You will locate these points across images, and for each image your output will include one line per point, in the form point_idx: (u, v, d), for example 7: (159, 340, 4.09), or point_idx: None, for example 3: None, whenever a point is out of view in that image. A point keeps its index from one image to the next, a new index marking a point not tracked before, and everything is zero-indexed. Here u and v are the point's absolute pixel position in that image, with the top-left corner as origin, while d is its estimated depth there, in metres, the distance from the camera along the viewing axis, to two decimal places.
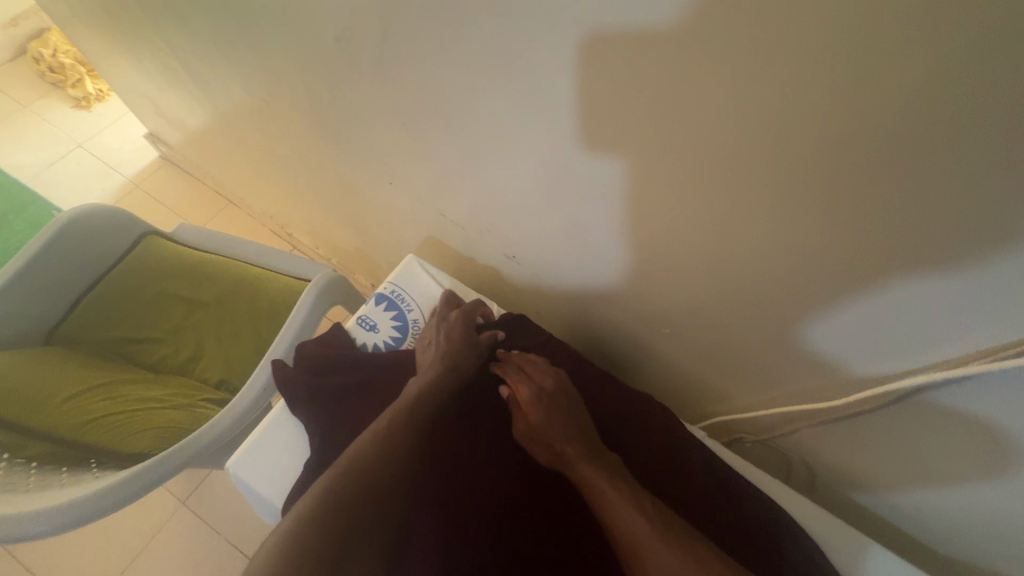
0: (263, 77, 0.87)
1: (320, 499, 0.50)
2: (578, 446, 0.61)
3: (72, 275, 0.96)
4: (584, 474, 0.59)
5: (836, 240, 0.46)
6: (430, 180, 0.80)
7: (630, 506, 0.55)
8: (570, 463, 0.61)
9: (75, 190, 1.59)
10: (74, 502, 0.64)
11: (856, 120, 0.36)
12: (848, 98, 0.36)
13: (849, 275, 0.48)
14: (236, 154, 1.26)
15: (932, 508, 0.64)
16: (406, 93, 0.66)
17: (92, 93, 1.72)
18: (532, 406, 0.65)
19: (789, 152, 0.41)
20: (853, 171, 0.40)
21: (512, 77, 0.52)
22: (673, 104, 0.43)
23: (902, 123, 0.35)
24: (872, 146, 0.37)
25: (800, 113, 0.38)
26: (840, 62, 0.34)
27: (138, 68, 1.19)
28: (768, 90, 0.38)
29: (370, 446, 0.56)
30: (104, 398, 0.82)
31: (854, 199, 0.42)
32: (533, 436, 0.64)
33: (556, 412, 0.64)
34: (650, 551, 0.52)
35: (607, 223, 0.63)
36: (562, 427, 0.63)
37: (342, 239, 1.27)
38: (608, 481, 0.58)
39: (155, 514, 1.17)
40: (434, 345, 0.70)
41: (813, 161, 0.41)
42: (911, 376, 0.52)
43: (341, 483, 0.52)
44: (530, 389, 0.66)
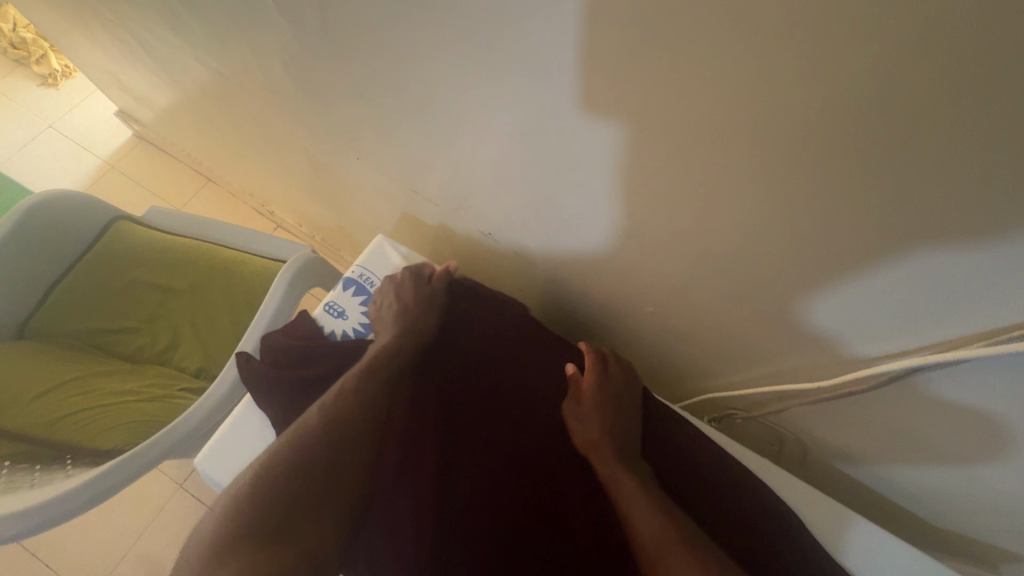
0: (215, 48, 0.81)
1: (263, 473, 0.51)
2: (616, 443, 0.59)
3: (35, 269, 0.93)
4: (611, 470, 0.57)
5: (823, 213, 0.41)
6: (399, 154, 0.75)
7: (654, 509, 0.54)
8: (601, 455, 0.59)
9: (49, 172, 1.54)
10: (40, 505, 0.62)
11: (840, 82, 0.32)
12: (827, 58, 0.31)
13: (837, 251, 0.44)
14: (206, 132, 1.21)
15: (928, 484, 0.61)
16: (360, 61, 0.60)
17: (58, 69, 1.65)
18: (593, 390, 0.62)
19: (767, 114, 0.36)
20: (841, 138, 0.35)
21: (467, 37, 0.46)
22: (638, 61, 0.38)
23: (888, 86, 0.30)
24: (857, 112, 0.32)
25: (781, 73, 0.33)
26: (818, 16, 0.29)
27: (94, 42, 1.12)
28: (739, 51, 0.33)
29: (312, 431, 0.55)
30: (76, 393, 0.80)
31: (838, 170, 0.37)
32: (577, 418, 0.62)
33: (613, 404, 0.62)
34: (665, 554, 0.50)
35: (584, 196, 0.58)
36: (607, 421, 0.61)
37: (321, 217, 1.22)
38: (636, 484, 0.56)
39: (152, 498, 1.18)
40: (394, 305, 0.67)
41: (796, 127, 0.36)
42: (907, 357, 0.49)
43: (291, 465, 0.52)
44: (598, 376, 0.63)
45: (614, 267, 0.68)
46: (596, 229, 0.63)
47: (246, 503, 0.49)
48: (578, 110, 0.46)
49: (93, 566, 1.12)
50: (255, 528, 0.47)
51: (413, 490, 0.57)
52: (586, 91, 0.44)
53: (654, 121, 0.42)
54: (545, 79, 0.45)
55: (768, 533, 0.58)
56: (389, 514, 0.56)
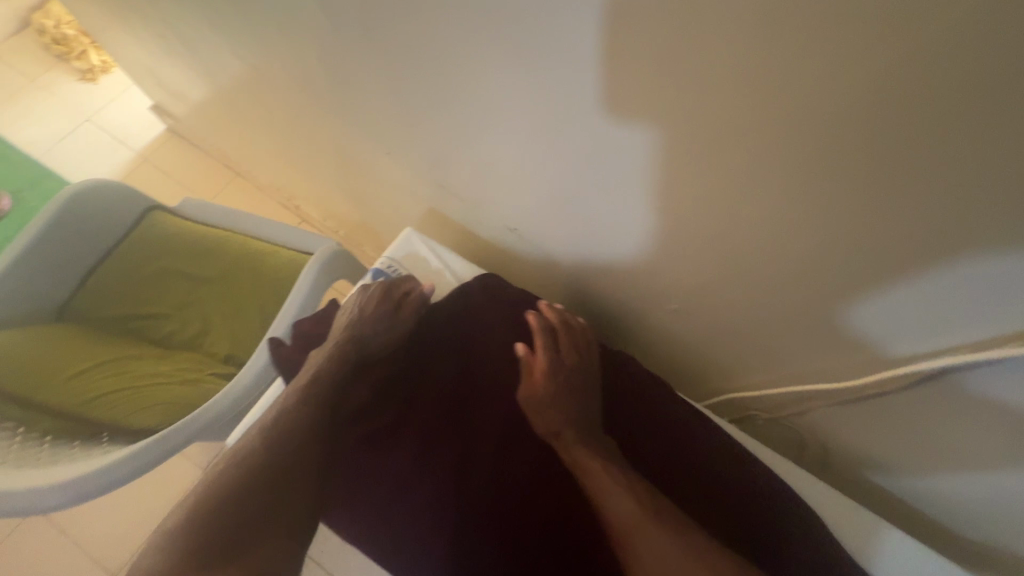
0: (253, 44, 0.84)
1: (230, 472, 0.55)
2: (578, 427, 0.60)
3: (76, 254, 0.97)
4: (576, 456, 0.58)
5: (857, 208, 0.42)
6: (426, 150, 0.77)
7: (622, 489, 0.54)
8: (565, 443, 0.60)
9: (85, 165, 1.60)
10: (79, 478, 0.65)
11: (884, 73, 0.32)
12: (870, 49, 0.32)
13: (868, 246, 0.44)
14: (238, 126, 1.24)
15: (955, 490, 0.60)
16: (395, 58, 0.62)
17: (97, 65, 1.70)
18: (546, 376, 0.63)
19: (806, 109, 0.37)
20: (881, 131, 0.35)
21: (504, 34, 0.48)
22: (676, 56, 0.39)
23: (932, 76, 0.31)
24: (899, 103, 0.33)
25: (823, 65, 0.34)
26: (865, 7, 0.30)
27: (134, 38, 1.16)
28: (783, 43, 0.34)
29: (270, 429, 0.59)
30: (112, 373, 0.83)
31: (877, 163, 0.38)
32: (536, 406, 0.62)
33: (567, 387, 0.63)
34: (639, 536, 0.51)
35: (611, 193, 0.59)
36: (564, 404, 0.62)
37: (346, 212, 1.25)
38: (600, 463, 0.57)
39: (176, 481, 1.22)
40: (353, 313, 0.69)
41: (836, 120, 0.37)
42: (936, 358, 0.50)
43: (258, 461, 0.56)
44: (548, 358, 0.64)
45: (637, 265, 0.68)
46: (622, 227, 0.63)
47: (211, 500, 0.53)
48: (613, 105, 0.47)
49: (121, 544, 1.16)
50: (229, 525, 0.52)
51: (441, 480, 0.61)
52: (622, 87, 0.45)
53: (689, 118, 0.43)
54: (580, 75, 0.46)
55: (790, 526, 0.59)
56: (421, 502, 0.61)
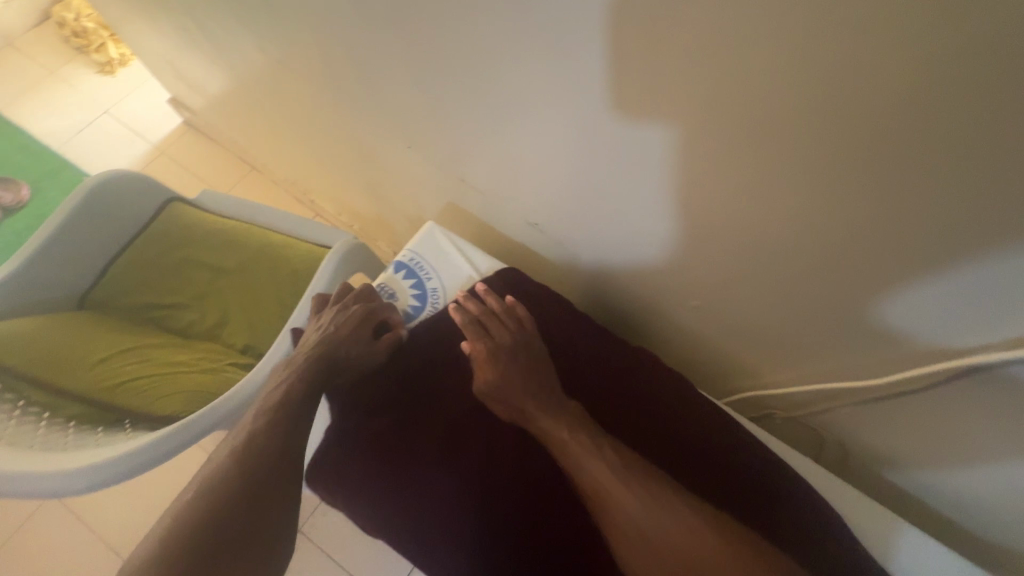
0: (277, 35, 0.84)
1: (210, 489, 0.52)
2: (537, 400, 0.64)
3: (98, 244, 0.98)
4: (545, 427, 0.62)
5: (897, 205, 0.42)
6: (450, 144, 0.77)
7: (589, 452, 0.60)
8: (531, 420, 0.64)
9: (103, 156, 1.61)
10: (105, 462, 0.66)
11: (928, 66, 0.33)
12: (915, 43, 0.32)
13: (905, 245, 0.44)
14: (256, 119, 1.25)
15: (977, 490, 0.60)
16: (425, 51, 0.62)
17: (116, 57, 1.72)
18: (490, 363, 0.67)
19: (855, 100, 0.37)
20: (932, 125, 0.35)
21: (542, 26, 0.48)
22: (722, 48, 0.39)
23: (976, 70, 0.31)
24: (941, 97, 0.34)
25: (862, 57, 0.34)
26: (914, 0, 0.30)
27: (156, 30, 1.17)
28: (823, 36, 0.35)
29: (251, 440, 0.57)
30: (134, 361, 0.84)
31: (914, 158, 0.38)
32: (492, 391, 0.66)
33: (514, 366, 0.66)
34: (614, 492, 0.57)
35: (640, 189, 0.59)
36: (520, 382, 0.65)
37: (362, 206, 1.25)
38: (567, 431, 0.62)
39: (191, 470, 1.23)
40: (328, 327, 0.70)
41: (886, 113, 0.36)
42: (962, 358, 0.50)
43: (240, 475, 0.54)
44: (485, 345, 0.68)
45: (661, 262, 0.68)
46: (644, 224, 0.64)
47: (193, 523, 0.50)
48: (643, 99, 0.48)
49: (136, 530, 1.18)
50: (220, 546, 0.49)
51: (458, 472, 0.63)
52: (661, 81, 0.45)
53: (730, 110, 0.43)
54: (618, 68, 0.46)
55: (801, 518, 0.61)
56: (440, 495, 0.63)
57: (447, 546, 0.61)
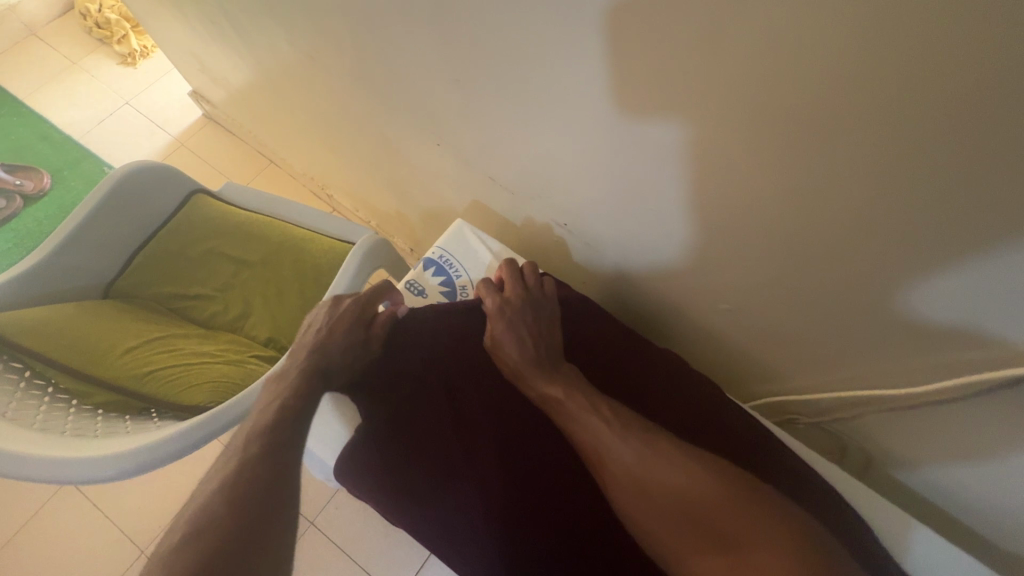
0: (310, 31, 0.85)
1: (225, 484, 0.48)
2: (536, 359, 0.66)
3: (123, 233, 0.99)
4: (540, 387, 0.65)
5: (948, 213, 0.42)
6: (481, 141, 0.77)
7: (585, 409, 0.61)
8: (528, 377, 0.66)
9: (123, 147, 1.63)
10: (135, 450, 0.67)
11: (987, 81, 0.33)
12: (975, 59, 0.33)
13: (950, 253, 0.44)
14: (279, 113, 1.25)
15: (1003, 500, 0.60)
16: (465, 48, 0.62)
17: (137, 50, 1.73)
18: (496, 317, 0.69)
19: (915, 108, 0.37)
20: (999, 135, 0.35)
21: (593, 24, 0.48)
22: (782, 50, 0.39)
23: None
24: (997, 112, 0.34)
25: (920, 70, 0.35)
26: (977, 18, 0.31)
27: (184, 23, 1.18)
28: (880, 48, 0.35)
29: (262, 433, 0.54)
30: (159, 351, 0.85)
31: (966, 171, 0.38)
32: (498, 344, 0.69)
33: (518, 324, 0.69)
34: (605, 446, 0.59)
35: (677, 190, 0.59)
36: (522, 343, 0.67)
37: (382, 202, 1.26)
38: (561, 390, 0.63)
39: (206, 461, 1.24)
40: (319, 323, 0.68)
41: (950, 122, 0.36)
42: (1000, 370, 0.50)
43: (258, 465, 0.50)
44: (495, 301, 0.71)
45: (691, 265, 0.69)
46: (677, 226, 0.64)
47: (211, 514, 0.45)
48: (688, 104, 0.48)
49: (151, 519, 1.19)
50: (246, 535, 0.44)
51: (479, 473, 0.63)
52: (712, 82, 0.45)
53: (782, 113, 0.43)
54: (669, 69, 0.46)
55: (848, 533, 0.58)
56: (464, 496, 0.63)
57: (470, 528, 0.62)
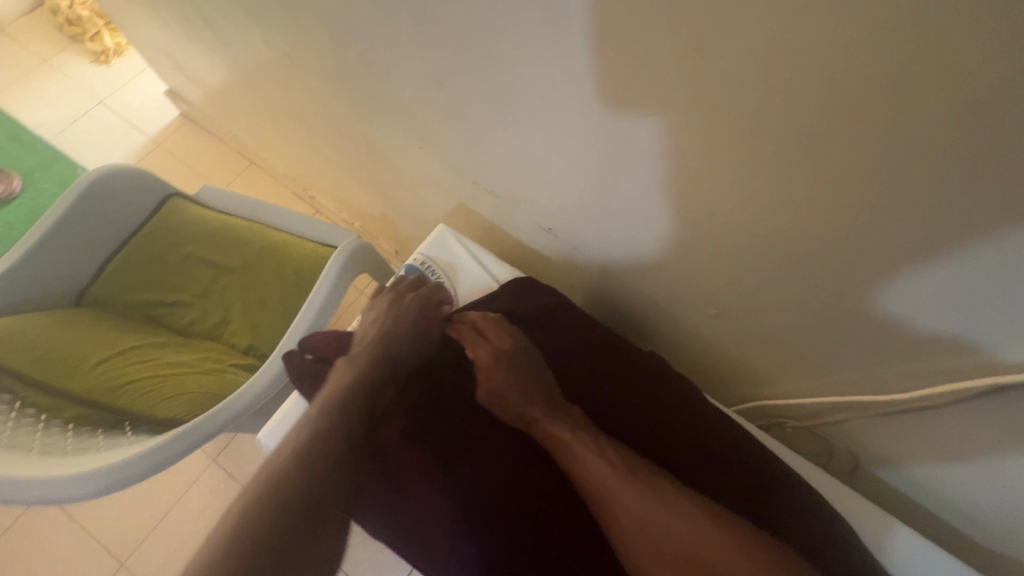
0: (288, 32, 0.83)
1: (294, 461, 0.50)
2: (538, 404, 0.61)
3: (96, 239, 0.96)
4: (548, 431, 0.59)
5: (939, 220, 0.41)
6: (465, 144, 0.75)
7: (595, 454, 0.56)
8: (536, 423, 0.60)
9: (97, 148, 1.58)
10: (106, 468, 0.64)
11: (969, 92, 0.33)
12: (955, 70, 0.32)
13: (941, 261, 0.44)
14: (259, 114, 1.22)
15: (983, 502, 0.61)
16: (447, 50, 0.61)
17: (111, 47, 1.68)
18: (492, 368, 0.63)
19: (910, 116, 0.36)
20: (981, 145, 0.35)
21: (575, 28, 0.47)
22: (773, 56, 0.38)
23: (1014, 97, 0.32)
24: (980, 123, 0.34)
25: (903, 81, 0.35)
26: (958, 30, 0.31)
27: (158, 21, 1.15)
28: (863, 58, 0.35)
29: (329, 413, 0.56)
30: (134, 362, 0.82)
31: (948, 182, 0.38)
32: (496, 396, 0.62)
33: (516, 370, 0.63)
34: (621, 496, 0.53)
35: (663, 195, 0.58)
36: (524, 386, 0.62)
37: (365, 204, 1.24)
38: (571, 434, 0.58)
39: (186, 470, 1.22)
40: (384, 319, 0.68)
41: (931, 132, 0.36)
42: (984, 376, 0.50)
43: (326, 449, 0.52)
44: (487, 350, 0.64)
45: (679, 270, 0.68)
46: (663, 232, 0.63)
47: (269, 514, 0.46)
48: (673, 112, 0.48)
49: (130, 531, 1.16)
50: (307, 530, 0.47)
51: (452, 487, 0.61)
52: (702, 88, 0.44)
53: (774, 118, 0.42)
54: (652, 75, 0.46)
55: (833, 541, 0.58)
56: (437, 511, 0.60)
57: (462, 531, 0.58)
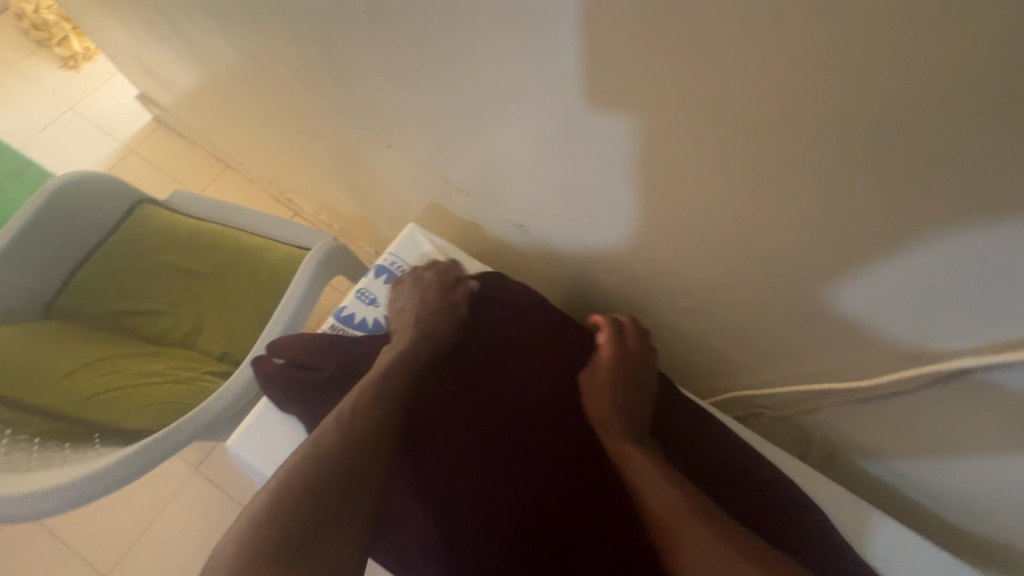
0: (250, 32, 0.81)
1: (317, 448, 0.51)
2: (626, 420, 0.59)
3: (62, 249, 0.94)
4: (619, 445, 0.57)
5: (898, 216, 0.41)
6: (434, 144, 0.74)
7: (665, 479, 0.52)
8: (611, 432, 0.59)
9: (69, 155, 1.55)
10: (71, 482, 0.63)
11: (907, 86, 0.32)
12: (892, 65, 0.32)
13: (906, 252, 0.43)
14: (230, 117, 1.20)
15: (958, 486, 0.61)
16: (406, 48, 0.60)
17: (80, 52, 1.65)
18: (607, 366, 0.63)
19: (859, 109, 0.36)
20: (925, 137, 0.35)
21: (527, 24, 0.46)
22: (718, 52, 0.37)
23: (951, 90, 0.31)
24: (922, 115, 0.33)
25: (844, 74, 0.34)
26: (891, 23, 0.30)
27: (123, 25, 1.12)
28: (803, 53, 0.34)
29: (359, 398, 0.56)
30: (102, 373, 0.81)
31: (899, 175, 0.38)
32: (593, 394, 0.62)
33: (625, 381, 0.63)
34: (678, 523, 0.48)
35: (633, 192, 0.57)
36: (623, 398, 0.61)
37: (342, 205, 1.22)
38: (648, 457, 0.55)
39: (169, 481, 1.20)
40: (416, 303, 0.67)
41: (876, 125, 0.36)
42: (950, 360, 0.50)
43: (355, 435, 0.53)
44: (613, 350, 0.64)
45: (652, 265, 0.67)
46: (632, 226, 0.63)
47: (295, 499, 0.47)
48: (628, 107, 0.47)
49: (111, 544, 1.15)
50: (326, 517, 0.47)
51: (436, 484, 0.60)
52: (656, 83, 0.43)
53: (729, 114, 0.42)
54: (604, 71, 0.45)
55: (796, 523, 0.60)
56: (415, 513, 0.59)
57: (440, 530, 0.58)
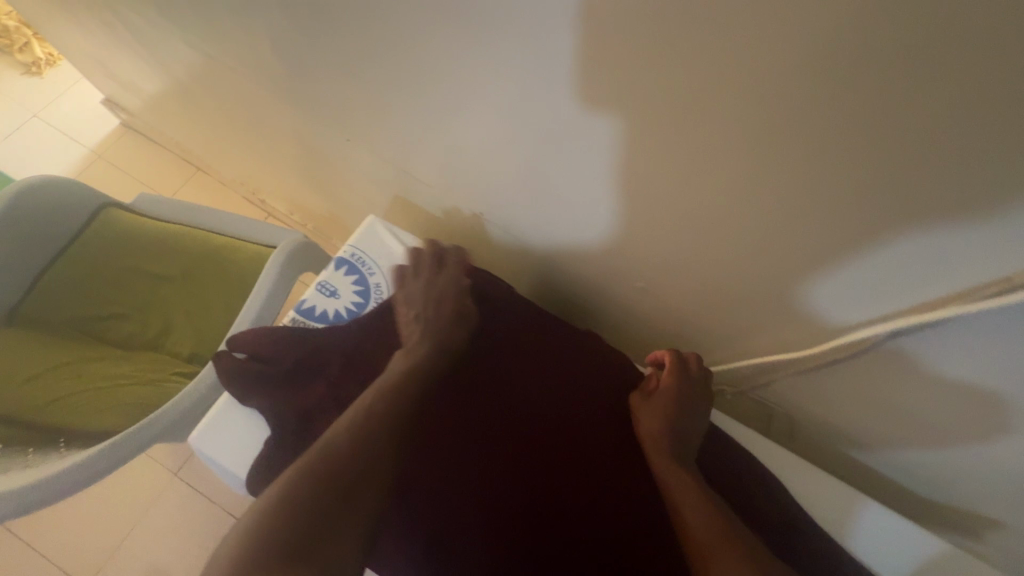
0: (207, 32, 0.81)
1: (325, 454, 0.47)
2: (674, 449, 0.59)
3: (24, 256, 0.92)
4: (667, 473, 0.57)
5: (827, 198, 0.42)
6: (393, 137, 0.75)
7: (709, 508, 0.51)
8: (659, 459, 0.58)
9: (34, 163, 1.52)
10: (38, 482, 0.63)
11: (811, 62, 0.34)
12: (795, 42, 0.33)
13: (833, 225, 0.45)
14: (197, 119, 1.20)
15: (908, 450, 0.63)
16: (357, 42, 0.60)
17: (42, 58, 1.62)
18: (663, 394, 0.63)
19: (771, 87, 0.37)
20: (834, 112, 0.36)
21: (463, 14, 0.47)
22: (640, 35, 0.39)
23: (850, 67, 0.33)
24: (828, 91, 0.35)
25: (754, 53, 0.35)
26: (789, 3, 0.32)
27: (83, 29, 1.11)
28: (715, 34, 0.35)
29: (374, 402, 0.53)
30: (68, 377, 0.81)
31: (816, 151, 0.39)
32: (646, 421, 0.62)
33: (681, 410, 0.62)
34: (717, 549, 0.47)
35: (583, 177, 0.58)
36: (676, 427, 0.61)
37: (313, 204, 1.22)
38: (695, 486, 0.54)
39: (147, 487, 1.19)
40: (428, 303, 0.65)
41: (789, 103, 0.37)
42: (874, 325, 0.51)
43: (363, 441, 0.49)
44: (674, 379, 0.64)
45: (612, 251, 0.68)
46: (583, 211, 0.64)
47: (300, 508, 0.44)
48: (565, 93, 0.48)
49: (89, 553, 1.13)
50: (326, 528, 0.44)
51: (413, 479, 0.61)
52: (588, 70, 0.44)
53: (656, 96, 0.43)
54: (539, 59, 0.46)
55: (756, 497, 0.63)
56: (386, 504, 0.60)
57: (409, 521, 0.59)
